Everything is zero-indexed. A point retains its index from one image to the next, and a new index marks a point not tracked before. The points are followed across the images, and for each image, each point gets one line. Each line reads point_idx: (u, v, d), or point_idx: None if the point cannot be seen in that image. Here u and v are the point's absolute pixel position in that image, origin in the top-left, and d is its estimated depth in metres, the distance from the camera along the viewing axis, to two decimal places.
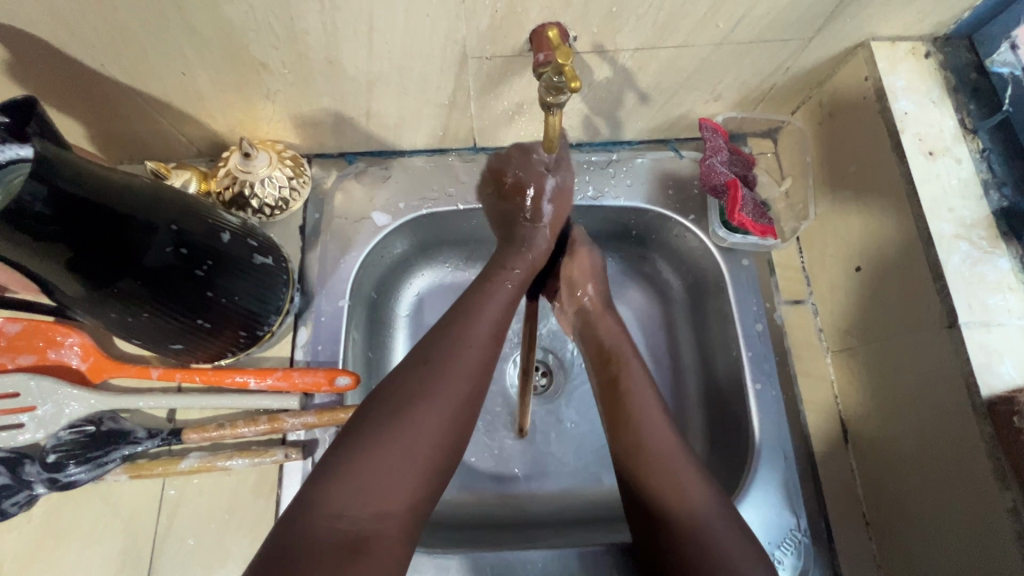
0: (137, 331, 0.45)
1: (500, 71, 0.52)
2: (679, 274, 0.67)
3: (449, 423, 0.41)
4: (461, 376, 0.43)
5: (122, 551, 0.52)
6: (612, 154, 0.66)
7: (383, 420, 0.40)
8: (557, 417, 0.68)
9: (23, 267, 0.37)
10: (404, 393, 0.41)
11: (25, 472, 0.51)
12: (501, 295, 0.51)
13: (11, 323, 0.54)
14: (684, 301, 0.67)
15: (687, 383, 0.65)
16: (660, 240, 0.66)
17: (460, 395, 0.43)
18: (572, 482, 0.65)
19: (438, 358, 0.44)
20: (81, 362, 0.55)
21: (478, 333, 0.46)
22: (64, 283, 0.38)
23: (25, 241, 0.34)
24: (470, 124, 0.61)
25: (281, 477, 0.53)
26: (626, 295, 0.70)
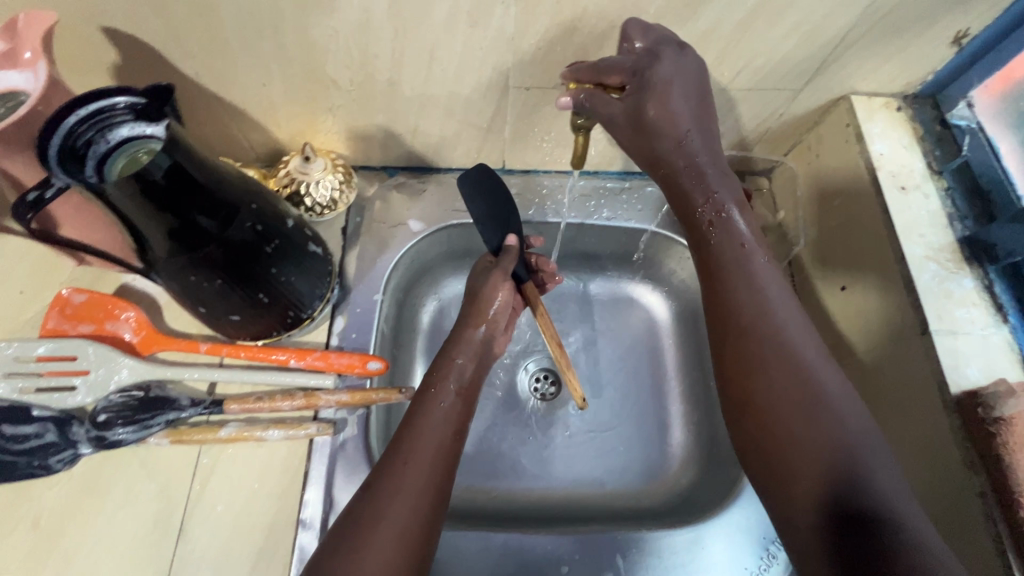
0: (204, 300, 0.50)
1: (536, 100, 0.60)
2: (678, 294, 0.77)
3: (402, 540, 0.44)
4: (409, 494, 0.46)
5: (155, 512, 0.55)
6: (625, 183, 0.75)
7: (349, 539, 0.43)
8: (565, 423, 0.72)
9: (130, 226, 0.42)
10: (355, 523, 0.44)
11: (72, 432, 0.55)
12: (446, 394, 0.55)
13: (78, 294, 0.59)
14: (684, 319, 0.76)
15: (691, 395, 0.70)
16: (663, 262, 0.76)
17: (418, 510, 0.46)
18: (576, 481, 0.69)
19: (376, 499, 0.45)
20: (133, 335, 0.60)
21: (432, 435, 0.50)
22: (160, 244, 0.43)
23: (143, 203, 0.40)
24: (502, 147, 0.69)
25: (312, 451, 0.57)
26: (631, 313, 0.79)
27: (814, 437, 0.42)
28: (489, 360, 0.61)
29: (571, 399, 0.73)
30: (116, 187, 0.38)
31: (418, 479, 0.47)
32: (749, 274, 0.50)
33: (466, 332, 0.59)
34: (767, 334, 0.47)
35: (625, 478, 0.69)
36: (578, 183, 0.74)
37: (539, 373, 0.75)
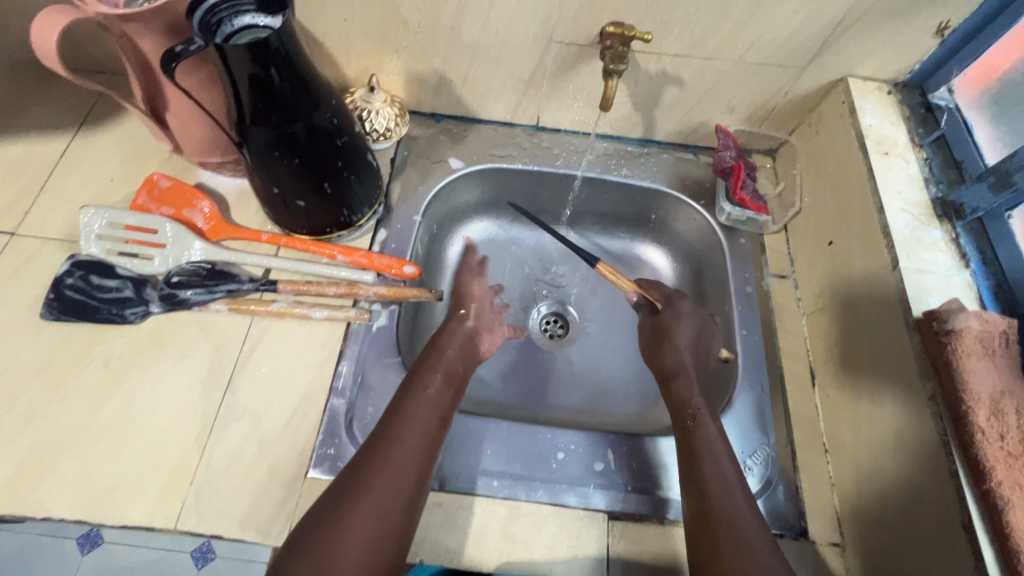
0: (280, 181, 0.59)
1: (574, 57, 0.70)
2: (683, 255, 0.85)
3: (385, 512, 0.49)
4: (395, 473, 0.51)
5: (208, 366, 0.62)
6: (643, 149, 0.84)
7: (339, 505, 0.49)
8: (569, 357, 0.80)
9: (238, 97, 0.52)
10: (345, 491, 0.50)
11: (146, 292, 0.64)
12: (435, 382, 0.59)
13: (165, 180, 0.69)
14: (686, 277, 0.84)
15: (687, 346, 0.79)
16: (671, 225, 0.84)
17: (398, 490, 0.51)
18: (576, 406, 0.76)
19: (364, 473, 0.51)
20: (204, 223, 0.69)
21: (419, 421, 0.55)
22: (259, 117, 0.53)
23: (255, 73, 0.49)
24: (538, 103, 0.79)
25: (348, 334, 0.65)
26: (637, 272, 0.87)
27: (732, 498, 0.53)
28: (473, 355, 0.66)
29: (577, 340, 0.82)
30: (236, 51, 0.48)
31: (403, 460, 0.52)
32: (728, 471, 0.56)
33: (452, 323, 0.68)
34: (740, 535, 0.50)
35: (621, 409, 0.76)
36: (602, 145, 0.83)
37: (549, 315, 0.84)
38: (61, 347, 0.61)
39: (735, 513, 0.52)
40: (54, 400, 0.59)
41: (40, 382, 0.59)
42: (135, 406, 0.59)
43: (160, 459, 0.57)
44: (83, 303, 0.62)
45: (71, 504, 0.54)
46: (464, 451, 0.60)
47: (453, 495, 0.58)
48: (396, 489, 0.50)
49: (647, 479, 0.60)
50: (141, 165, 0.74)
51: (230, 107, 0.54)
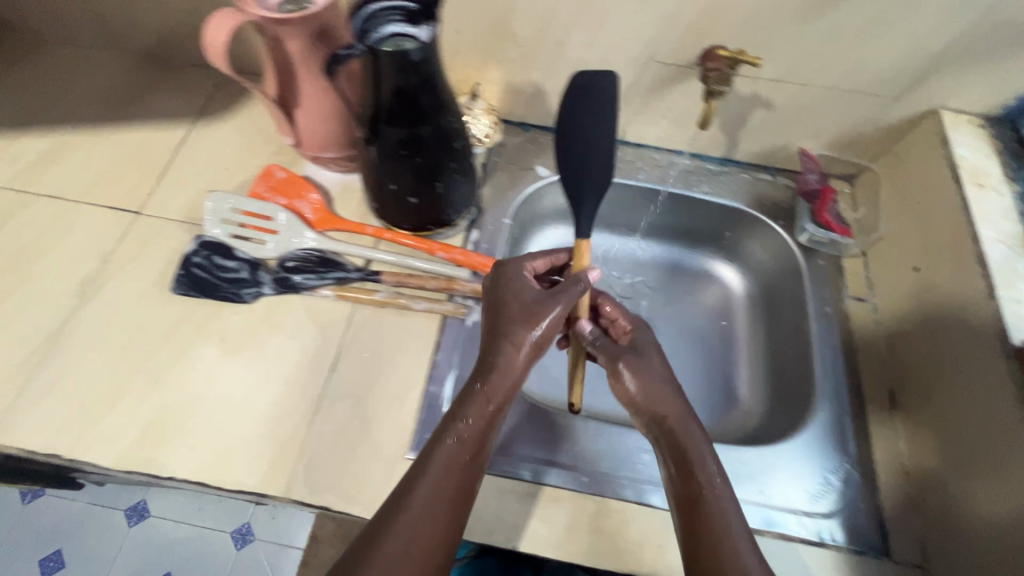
0: (399, 178, 0.63)
1: (670, 76, 0.73)
2: (755, 274, 0.87)
3: (418, 559, 0.45)
4: (424, 516, 0.46)
5: (315, 347, 0.66)
6: (723, 167, 0.86)
7: (363, 551, 0.44)
8: None
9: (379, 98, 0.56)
10: (371, 534, 0.45)
11: (260, 274, 0.68)
12: (483, 398, 0.52)
13: (280, 171, 0.73)
14: (758, 296, 0.86)
15: (756, 359, 0.82)
16: (745, 244, 0.86)
17: (430, 534, 0.46)
18: None
19: (387, 515, 0.46)
20: (311, 213, 0.73)
21: (450, 450, 0.49)
22: (394, 117, 0.57)
23: (400, 77, 0.53)
24: (626, 117, 0.82)
25: (444, 327, 0.68)
26: (706, 285, 0.90)
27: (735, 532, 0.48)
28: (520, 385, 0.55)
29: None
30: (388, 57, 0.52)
31: (427, 498, 0.47)
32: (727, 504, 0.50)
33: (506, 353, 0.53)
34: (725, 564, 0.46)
35: None
36: (684, 162, 0.86)
37: None
38: (183, 319, 0.66)
39: (737, 556, 0.46)
40: (178, 367, 0.63)
41: (164, 350, 0.64)
42: (249, 379, 0.63)
43: (271, 430, 0.61)
44: (207, 280, 0.68)
45: (192, 464, 0.58)
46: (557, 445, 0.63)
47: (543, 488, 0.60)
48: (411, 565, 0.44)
49: None
50: (253, 155, 0.79)
51: (364, 103, 0.58)
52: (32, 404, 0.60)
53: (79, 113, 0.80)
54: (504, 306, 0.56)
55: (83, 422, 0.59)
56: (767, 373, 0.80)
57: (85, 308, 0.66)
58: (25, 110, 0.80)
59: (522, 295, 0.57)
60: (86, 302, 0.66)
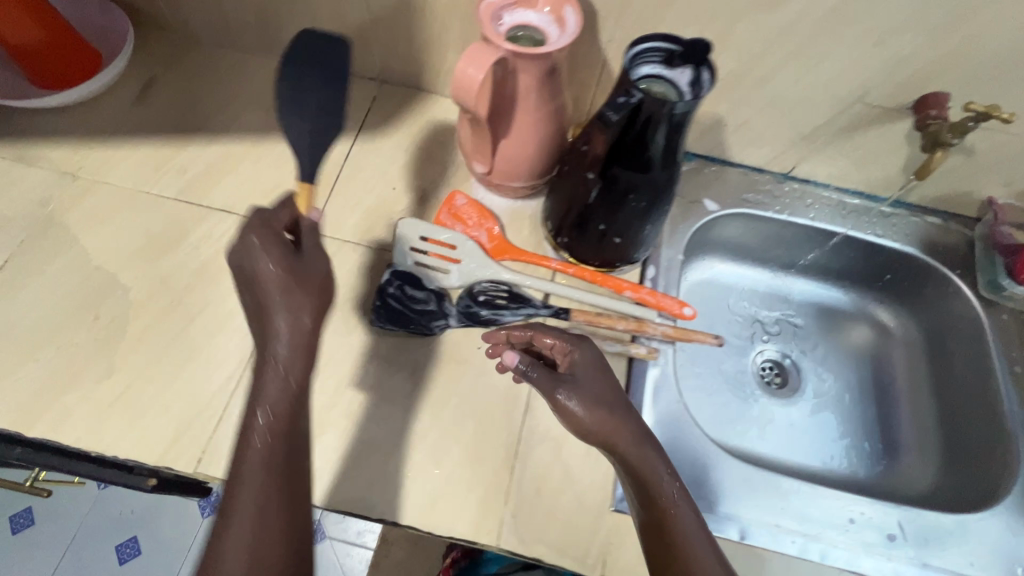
0: (615, 219, 0.61)
1: (874, 118, 0.70)
2: (916, 320, 0.85)
3: (260, 515, 0.45)
4: (259, 477, 0.45)
5: (507, 387, 0.64)
6: (892, 209, 0.83)
7: (226, 512, 0.45)
8: (789, 407, 0.83)
9: (628, 143, 0.53)
10: (229, 493, 0.46)
11: (446, 305, 0.66)
12: (296, 330, 0.48)
13: (461, 197, 0.71)
14: (918, 343, 0.84)
15: (918, 409, 0.81)
16: (907, 289, 0.85)
17: (265, 489, 0.45)
18: (800, 456, 0.79)
19: (235, 476, 0.46)
20: (489, 242, 0.71)
21: (274, 399, 0.47)
22: (637, 162, 0.54)
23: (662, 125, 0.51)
24: (804, 154, 0.79)
25: (632, 369, 0.66)
26: (856, 327, 0.88)
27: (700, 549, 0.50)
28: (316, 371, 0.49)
29: (798, 391, 0.84)
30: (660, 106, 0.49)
31: (265, 458, 0.46)
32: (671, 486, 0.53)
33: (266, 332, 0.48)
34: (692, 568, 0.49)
35: (847, 464, 0.79)
36: (853, 201, 0.83)
37: (768, 364, 0.87)
38: (372, 349, 0.64)
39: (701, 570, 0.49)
40: (372, 400, 0.62)
41: (357, 381, 0.63)
42: (445, 417, 0.62)
43: (474, 473, 0.59)
44: (405, 313, 0.65)
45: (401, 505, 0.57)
46: (758, 502, 0.61)
47: (752, 550, 0.58)
48: (276, 545, 0.45)
49: (939, 551, 0.60)
50: (418, 176, 0.77)
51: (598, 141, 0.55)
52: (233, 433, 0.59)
53: (241, 122, 0.78)
54: (260, 292, 0.48)
55: None
56: (935, 426, 0.78)
57: None
58: (188, 117, 0.78)
59: (273, 293, 0.48)
60: None
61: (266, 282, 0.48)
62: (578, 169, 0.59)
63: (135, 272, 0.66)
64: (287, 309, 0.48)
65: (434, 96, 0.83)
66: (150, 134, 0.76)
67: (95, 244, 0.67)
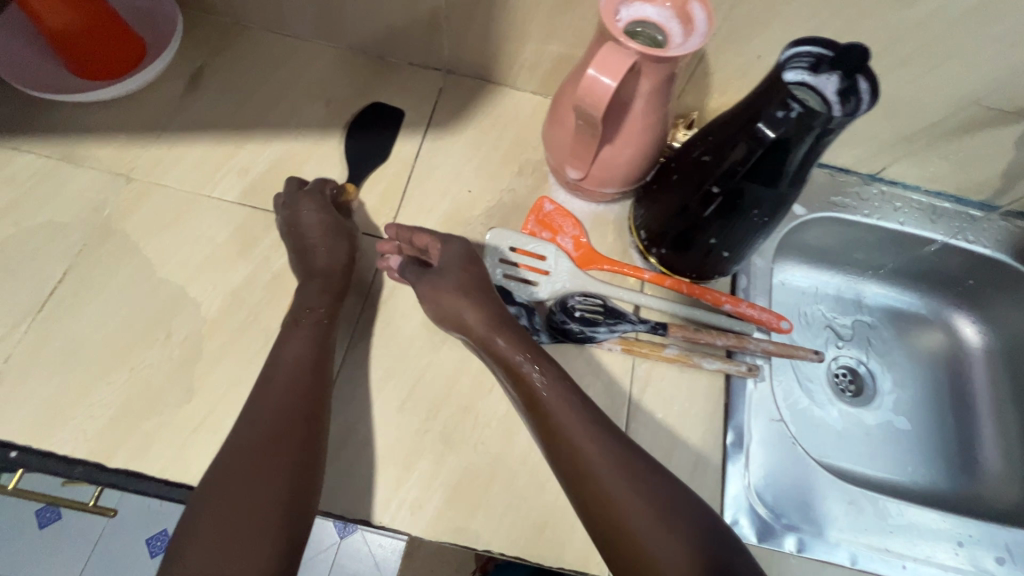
0: (730, 233, 0.57)
1: (985, 121, 0.66)
2: (999, 328, 0.82)
3: (268, 450, 0.47)
4: (269, 410, 0.50)
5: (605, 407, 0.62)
6: (984, 213, 0.79)
7: (231, 439, 0.49)
8: (863, 415, 0.81)
9: (768, 159, 0.49)
10: (245, 422, 0.50)
11: (534, 319, 0.64)
12: (327, 297, 0.58)
13: (548, 203, 0.68)
14: (1001, 351, 0.81)
15: (999, 419, 0.79)
16: (992, 295, 0.81)
17: (272, 422, 0.49)
18: (878, 468, 0.77)
19: (257, 407, 0.51)
20: (576, 251, 0.67)
21: (297, 349, 0.55)
22: (772, 179, 0.50)
23: (813, 142, 0.46)
24: (898, 156, 0.75)
25: (731, 387, 0.64)
26: (931, 332, 0.86)
27: (625, 496, 0.47)
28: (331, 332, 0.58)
29: (874, 398, 0.82)
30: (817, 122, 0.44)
31: (277, 393, 0.51)
32: (597, 449, 0.49)
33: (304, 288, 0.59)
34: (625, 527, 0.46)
35: (928, 476, 0.77)
36: (943, 204, 0.79)
37: (842, 370, 0.83)
38: (463, 368, 0.61)
39: (624, 518, 0.46)
40: (468, 423, 0.59)
41: (451, 402, 0.59)
42: None
43: None
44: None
45: (507, 535, 0.54)
46: (863, 525, 0.60)
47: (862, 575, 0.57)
48: (279, 487, 0.46)
49: None
50: (495, 177, 0.72)
51: (733, 152, 0.51)
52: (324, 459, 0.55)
53: (300, 116, 0.73)
54: (311, 253, 0.60)
55: (384, 483, 0.55)
56: (1018, 437, 0.77)
57: (357, 350, 0.61)
58: (243, 110, 0.72)
59: (318, 237, 0.60)
60: (355, 343, 0.61)
61: (335, 244, 0.61)
62: (697, 178, 0.55)
63: (204, 284, 0.62)
64: (329, 250, 0.60)
65: (505, 90, 0.78)
66: (205, 131, 0.70)
67: (160, 253, 0.63)
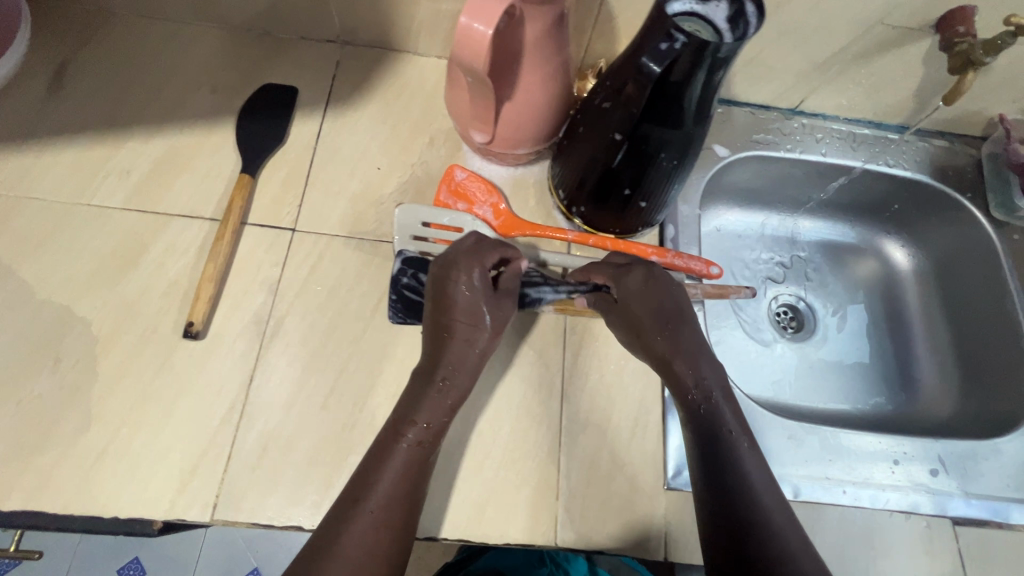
0: (643, 182, 0.55)
1: (892, 42, 0.65)
2: (925, 248, 0.83)
3: (381, 520, 0.46)
4: (380, 477, 0.48)
5: (540, 375, 0.59)
6: (903, 135, 0.79)
7: (342, 502, 0.48)
8: (804, 350, 0.82)
9: (666, 98, 0.47)
10: (355, 483, 0.49)
11: None
12: (471, 359, 0.53)
13: (459, 171, 0.64)
14: (929, 270, 0.83)
15: (932, 335, 0.80)
16: (915, 216, 0.83)
17: (391, 491, 0.47)
18: (823, 400, 0.78)
19: (369, 468, 0.49)
20: (496, 220, 0.64)
21: (437, 413, 0.51)
22: (673, 119, 0.48)
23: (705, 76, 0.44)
24: (814, 86, 0.74)
25: None
26: (864, 261, 0.87)
27: (777, 514, 0.48)
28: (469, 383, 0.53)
29: (815, 332, 0.83)
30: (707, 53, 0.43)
31: (390, 460, 0.49)
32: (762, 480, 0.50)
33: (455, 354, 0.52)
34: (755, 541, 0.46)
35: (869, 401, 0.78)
36: (863, 130, 0.79)
37: (782, 309, 0.84)
38: (387, 353, 0.58)
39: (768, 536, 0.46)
40: None
41: (377, 392, 0.57)
42: (477, 416, 0.57)
43: (516, 471, 0.55)
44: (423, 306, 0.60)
45: (450, 518, 0.53)
46: (805, 456, 0.60)
47: (807, 505, 0.58)
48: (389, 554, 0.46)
49: (975, 477, 0.61)
50: (405, 150, 0.68)
51: (630, 95, 0.48)
52: (246, 469, 0.52)
53: (185, 106, 0.67)
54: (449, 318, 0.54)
55: (315, 483, 0.52)
56: (950, 351, 0.78)
57: (272, 349, 0.57)
58: (120, 105, 0.66)
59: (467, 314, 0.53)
60: (270, 342, 0.57)
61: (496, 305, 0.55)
62: (600, 127, 0.53)
63: (94, 300, 0.57)
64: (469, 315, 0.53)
65: (408, 56, 0.73)
66: (77, 133, 0.64)
67: (39, 274, 0.57)
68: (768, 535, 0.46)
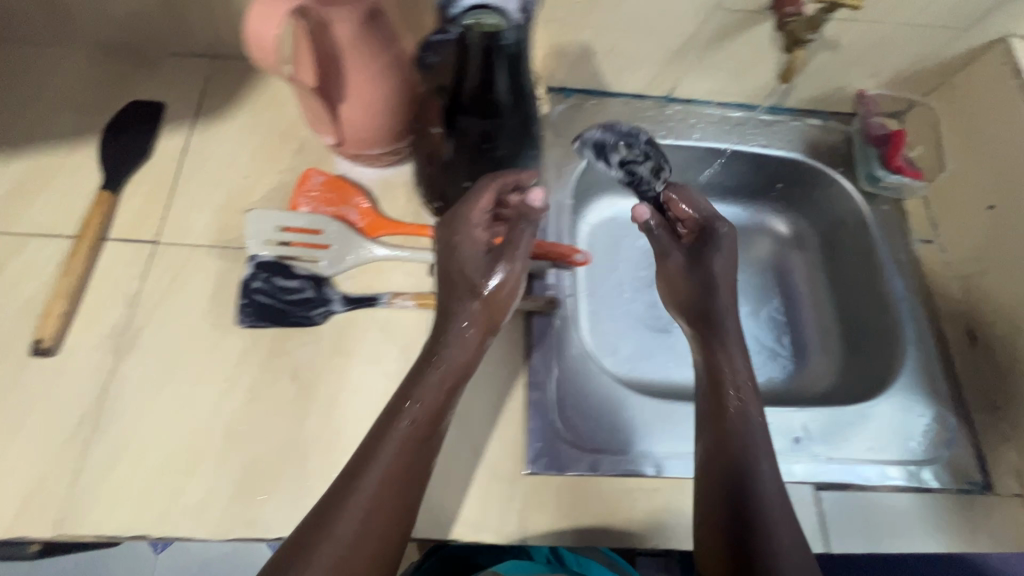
0: (476, 174, 0.57)
1: (736, 25, 0.67)
2: (812, 224, 0.84)
3: (381, 519, 0.45)
4: (382, 472, 0.46)
5: (400, 371, 0.59)
6: (775, 116, 0.82)
7: (327, 497, 0.45)
8: None
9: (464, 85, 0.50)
10: (341, 478, 0.46)
11: (325, 289, 0.61)
12: (469, 341, 0.53)
13: (318, 175, 0.66)
14: (817, 245, 0.84)
15: (821, 308, 0.81)
16: (799, 193, 0.84)
17: (390, 485, 0.46)
18: None
19: (360, 461, 0.47)
20: (360, 220, 0.65)
21: (431, 398, 0.50)
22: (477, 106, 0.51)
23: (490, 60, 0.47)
24: (679, 73, 0.76)
25: (532, 325, 0.64)
26: (758, 240, 0.87)
27: (777, 497, 0.51)
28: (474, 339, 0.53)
29: None
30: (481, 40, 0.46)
31: (386, 452, 0.47)
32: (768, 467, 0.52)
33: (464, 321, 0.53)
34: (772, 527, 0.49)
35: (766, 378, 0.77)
36: (736, 113, 0.81)
37: None
38: (244, 359, 0.58)
39: (770, 518, 0.49)
40: (255, 414, 0.56)
41: (233, 397, 0.57)
42: (335, 415, 0.57)
43: None
44: (283, 308, 0.60)
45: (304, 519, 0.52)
46: (674, 433, 0.62)
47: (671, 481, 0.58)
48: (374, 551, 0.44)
49: (837, 441, 0.64)
50: (272, 157, 0.69)
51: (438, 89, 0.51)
52: (94, 483, 0.52)
53: (49, 128, 0.67)
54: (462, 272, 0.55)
55: (166, 492, 0.52)
56: (836, 323, 0.79)
57: (127, 362, 0.57)
58: None
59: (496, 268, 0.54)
60: (125, 355, 0.57)
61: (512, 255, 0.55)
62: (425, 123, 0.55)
63: None
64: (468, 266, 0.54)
65: None
66: None
67: None
68: (762, 511, 0.49)
